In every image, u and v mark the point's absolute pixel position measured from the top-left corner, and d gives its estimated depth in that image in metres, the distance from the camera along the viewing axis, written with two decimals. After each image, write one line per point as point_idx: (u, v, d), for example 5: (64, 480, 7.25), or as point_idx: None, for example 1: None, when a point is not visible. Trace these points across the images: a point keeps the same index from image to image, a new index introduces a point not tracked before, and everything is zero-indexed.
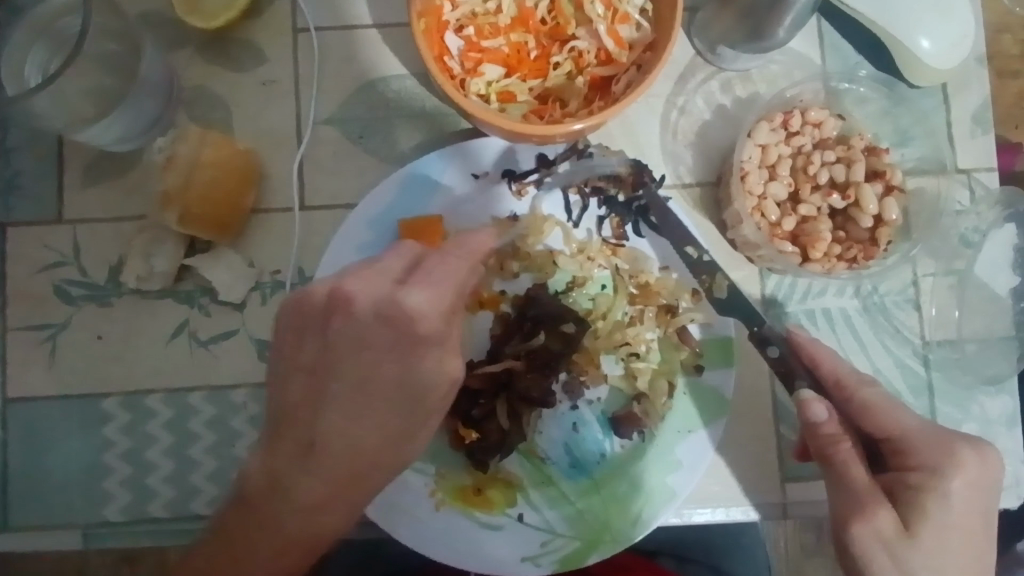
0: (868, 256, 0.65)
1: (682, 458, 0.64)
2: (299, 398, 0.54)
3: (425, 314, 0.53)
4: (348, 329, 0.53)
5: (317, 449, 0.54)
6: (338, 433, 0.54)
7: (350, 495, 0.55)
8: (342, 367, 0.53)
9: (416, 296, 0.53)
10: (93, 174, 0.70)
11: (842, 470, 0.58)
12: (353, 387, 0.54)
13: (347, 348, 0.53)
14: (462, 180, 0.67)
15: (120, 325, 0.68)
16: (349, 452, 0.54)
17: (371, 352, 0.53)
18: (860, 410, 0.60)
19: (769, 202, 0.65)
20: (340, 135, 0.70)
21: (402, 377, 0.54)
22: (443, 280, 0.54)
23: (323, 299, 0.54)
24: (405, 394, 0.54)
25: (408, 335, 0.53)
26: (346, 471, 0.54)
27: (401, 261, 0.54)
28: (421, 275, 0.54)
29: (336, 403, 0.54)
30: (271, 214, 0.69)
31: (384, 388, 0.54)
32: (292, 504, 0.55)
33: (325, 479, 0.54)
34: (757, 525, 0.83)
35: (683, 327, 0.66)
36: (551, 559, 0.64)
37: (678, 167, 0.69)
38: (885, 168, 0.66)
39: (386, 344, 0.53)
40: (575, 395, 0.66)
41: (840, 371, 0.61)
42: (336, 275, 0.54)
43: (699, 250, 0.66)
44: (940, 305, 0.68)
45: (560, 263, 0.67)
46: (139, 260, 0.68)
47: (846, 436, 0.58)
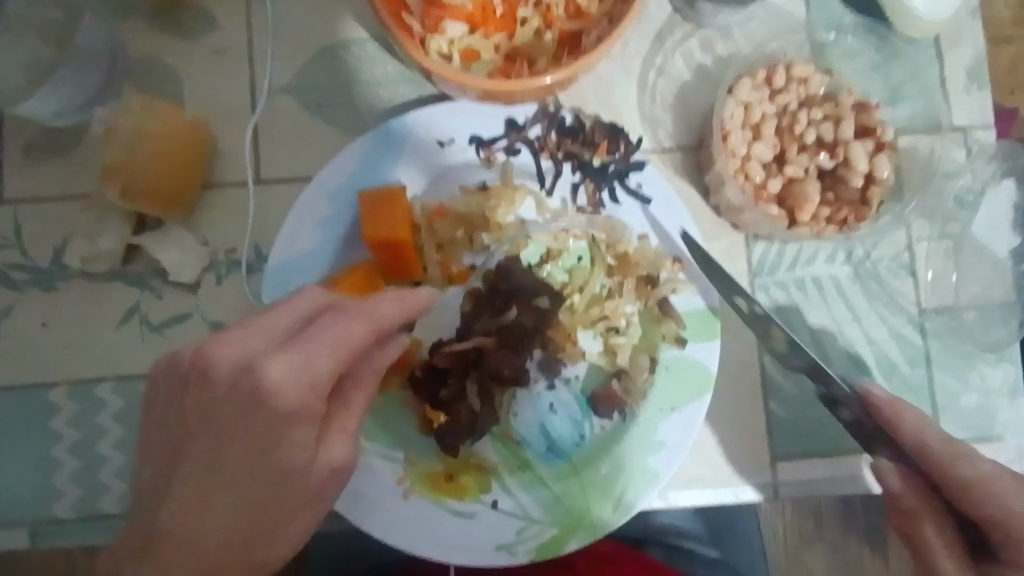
0: (859, 217, 0.61)
1: (666, 438, 0.60)
2: (155, 465, 0.47)
3: (283, 387, 0.44)
4: (208, 399, 0.46)
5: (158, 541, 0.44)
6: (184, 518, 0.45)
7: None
8: (198, 435, 0.46)
9: (278, 364, 0.45)
10: (35, 152, 0.65)
11: (922, 553, 0.56)
12: (196, 473, 0.45)
13: (201, 424, 0.46)
14: (425, 147, 0.62)
15: (68, 311, 0.64)
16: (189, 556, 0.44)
17: (230, 426, 0.45)
18: (958, 489, 0.54)
19: (753, 163, 0.61)
20: (298, 105, 0.66)
21: (256, 454, 0.45)
22: (318, 346, 0.46)
23: (187, 362, 0.47)
24: (260, 473, 0.45)
25: (269, 410, 0.44)
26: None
27: (285, 323, 0.47)
28: (294, 341, 0.46)
29: (184, 476, 0.45)
30: (224, 189, 0.65)
31: (237, 468, 0.45)
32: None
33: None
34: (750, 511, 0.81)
35: (664, 298, 0.62)
36: (527, 548, 0.59)
37: (657, 131, 0.65)
38: (875, 124, 0.62)
39: (243, 418, 0.45)
40: (553, 374, 0.62)
41: (925, 437, 0.54)
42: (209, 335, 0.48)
43: (749, 301, 0.59)
44: (937, 270, 0.64)
45: (532, 234, 0.64)
46: (83, 240, 0.63)
47: (928, 517, 0.56)
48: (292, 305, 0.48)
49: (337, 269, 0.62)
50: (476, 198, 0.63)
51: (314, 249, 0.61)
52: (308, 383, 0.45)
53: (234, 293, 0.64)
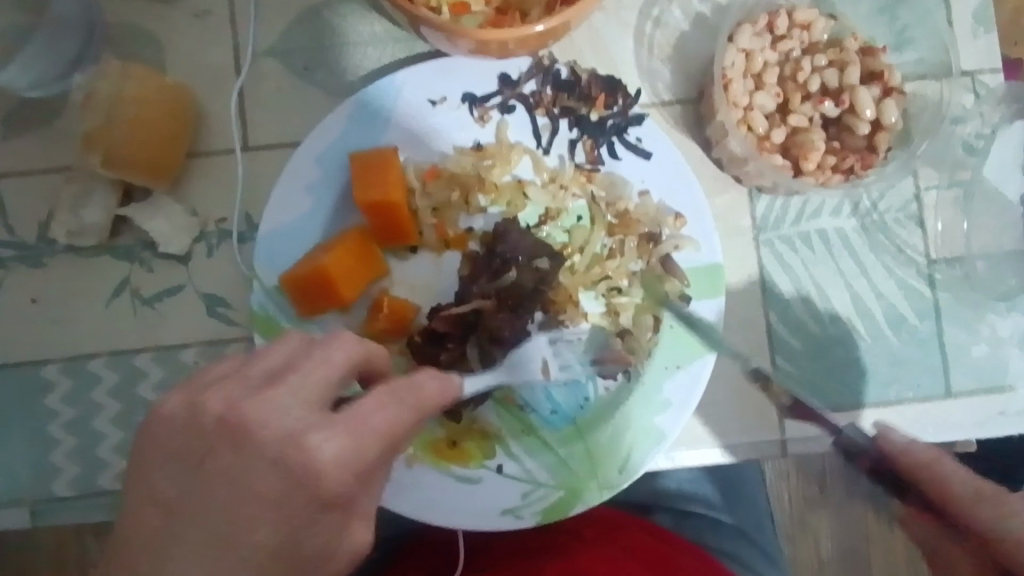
0: (867, 165, 0.59)
1: (671, 396, 0.59)
2: (145, 545, 0.38)
3: (333, 472, 0.39)
4: (233, 477, 0.39)
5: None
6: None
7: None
8: (213, 516, 0.38)
9: (328, 444, 0.39)
10: (14, 125, 0.63)
11: None
12: (212, 550, 0.38)
13: (226, 495, 0.39)
14: (416, 106, 0.60)
15: (56, 287, 0.63)
16: None
17: (260, 510, 0.39)
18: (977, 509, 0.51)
19: (756, 113, 0.59)
20: (283, 68, 0.64)
21: (284, 546, 0.39)
22: (369, 429, 0.40)
23: (210, 426, 0.40)
24: (283, 567, 0.39)
25: (312, 495, 0.39)
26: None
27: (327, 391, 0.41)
28: (341, 420, 0.40)
29: (194, 558, 0.38)
30: (211, 157, 0.63)
31: (260, 560, 0.39)
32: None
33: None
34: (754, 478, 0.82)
35: (667, 255, 0.60)
36: (533, 511, 0.59)
37: (656, 84, 0.63)
38: (882, 69, 0.60)
39: (281, 504, 0.39)
40: (554, 335, 0.60)
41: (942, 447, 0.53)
42: (241, 388, 0.40)
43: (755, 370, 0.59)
44: (946, 220, 0.63)
45: (530, 194, 0.62)
46: (67, 213, 0.61)
47: None
48: (329, 372, 0.42)
49: (330, 235, 0.60)
50: (471, 159, 0.61)
51: (307, 215, 0.60)
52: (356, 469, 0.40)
53: (226, 264, 0.63)
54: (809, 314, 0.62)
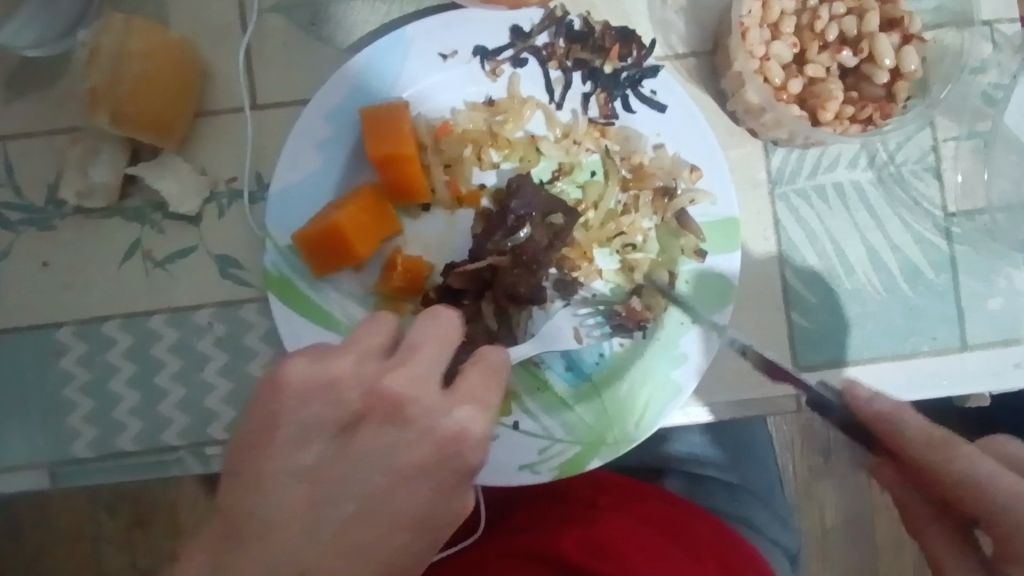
0: (885, 114, 0.58)
1: (687, 350, 0.59)
2: (288, 516, 0.36)
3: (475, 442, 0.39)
4: (381, 447, 0.38)
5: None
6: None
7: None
8: (360, 485, 0.37)
9: (467, 417, 0.39)
10: (19, 85, 0.62)
11: None
12: (360, 518, 0.37)
13: (372, 463, 0.38)
14: (428, 59, 0.59)
15: (67, 250, 0.62)
16: None
17: (406, 481, 0.38)
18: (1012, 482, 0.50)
19: (773, 63, 0.58)
20: (289, 24, 0.63)
21: (427, 514, 0.38)
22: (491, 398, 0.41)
23: (354, 401, 0.38)
24: (423, 538, 0.39)
25: (457, 469, 0.39)
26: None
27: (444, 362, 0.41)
28: (468, 390, 0.40)
29: (342, 526, 0.37)
30: (218, 117, 0.62)
31: (404, 529, 0.38)
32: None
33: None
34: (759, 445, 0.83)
35: (682, 210, 0.60)
36: (550, 466, 0.58)
37: (669, 36, 0.62)
38: (902, 15, 0.58)
39: (430, 470, 0.38)
40: (570, 293, 0.61)
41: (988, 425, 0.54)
42: (372, 359, 0.39)
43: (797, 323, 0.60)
44: (964, 171, 0.62)
45: (544, 149, 0.61)
46: (77, 173, 0.60)
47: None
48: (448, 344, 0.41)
49: (344, 193, 0.60)
50: (483, 114, 0.61)
51: (319, 173, 0.59)
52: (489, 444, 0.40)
53: (237, 224, 0.62)
54: (824, 269, 0.62)
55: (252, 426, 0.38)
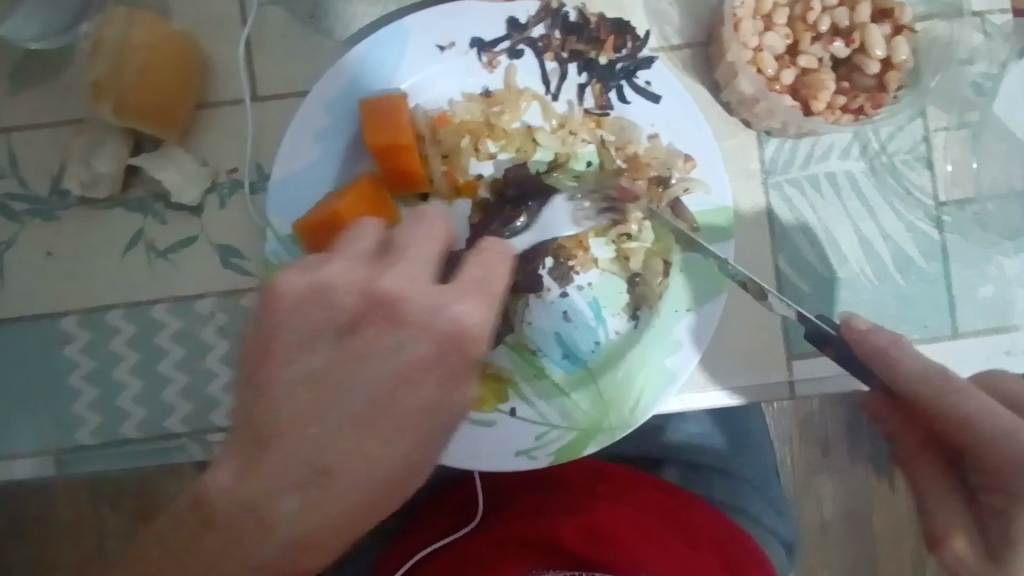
0: (877, 104, 0.59)
1: (681, 338, 0.60)
2: (299, 415, 0.38)
3: (478, 334, 0.39)
4: (384, 350, 0.39)
5: (318, 488, 0.38)
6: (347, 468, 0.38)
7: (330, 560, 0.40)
8: (362, 380, 0.39)
9: (470, 312, 0.39)
10: (23, 78, 0.63)
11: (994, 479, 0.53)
12: (368, 408, 0.38)
13: (377, 359, 0.39)
14: (425, 51, 0.60)
15: (71, 240, 0.63)
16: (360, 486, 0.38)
17: (408, 378, 0.39)
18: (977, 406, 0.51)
19: (766, 53, 0.58)
20: (290, 16, 0.63)
21: (438, 404, 0.39)
22: (491, 293, 0.41)
23: (349, 305, 0.39)
24: (437, 429, 0.40)
25: (456, 361, 0.39)
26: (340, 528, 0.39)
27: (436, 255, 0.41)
28: (463, 286, 0.40)
29: (347, 416, 0.38)
30: (220, 108, 0.63)
31: (414, 421, 0.39)
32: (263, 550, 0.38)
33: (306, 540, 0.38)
34: (760, 434, 0.83)
35: (676, 199, 0.61)
36: (547, 452, 0.60)
37: (664, 28, 0.62)
38: (893, 6, 0.59)
39: (432, 365, 0.39)
40: (565, 281, 0.62)
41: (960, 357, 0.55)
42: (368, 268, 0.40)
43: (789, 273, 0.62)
44: (956, 160, 0.63)
45: (540, 139, 0.62)
46: (81, 164, 0.61)
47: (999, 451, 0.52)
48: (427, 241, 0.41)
49: (343, 183, 0.61)
50: (480, 105, 0.62)
51: (319, 163, 0.60)
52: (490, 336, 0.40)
53: (238, 214, 0.63)
54: (816, 257, 0.63)
55: (252, 342, 0.40)
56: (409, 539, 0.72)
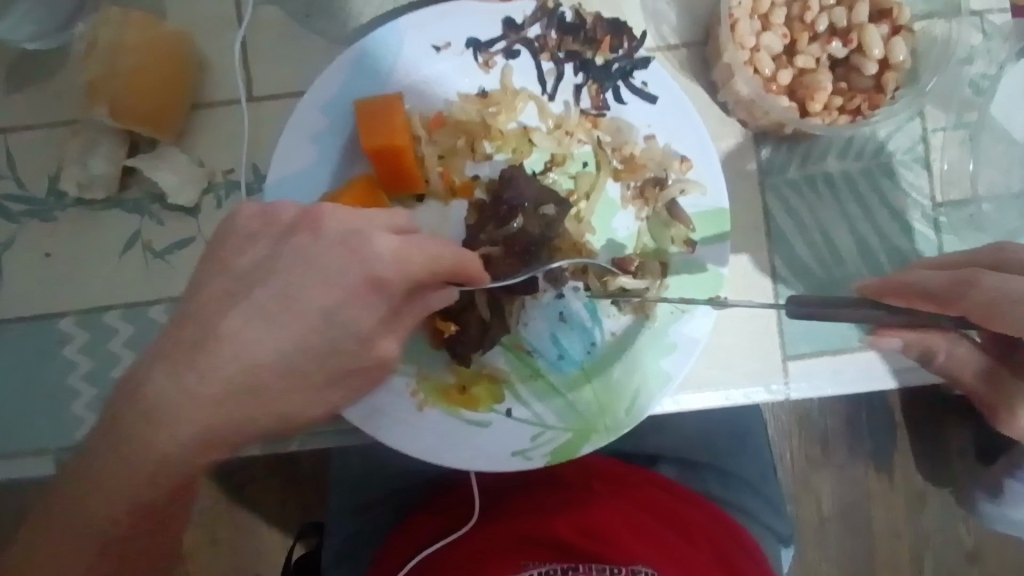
0: (875, 105, 0.58)
1: (677, 340, 0.60)
2: (212, 304, 0.45)
3: (390, 265, 0.46)
4: (302, 256, 0.46)
5: (196, 368, 0.45)
6: (230, 355, 0.45)
7: (201, 448, 0.46)
8: (274, 280, 0.45)
9: (388, 242, 0.46)
10: (18, 78, 0.63)
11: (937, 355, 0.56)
12: (273, 302, 0.45)
13: (293, 265, 0.45)
14: (422, 51, 0.60)
15: (68, 241, 0.64)
16: (246, 371, 0.45)
17: (314, 278, 0.45)
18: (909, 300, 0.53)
19: (763, 54, 0.58)
20: (284, 16, 0.63)
21: (332, 312, 0.46)
22: (420, 244, 0.47)
23: (288, 217, 0.47)
24: (326, 335, 0.47)
25: (362, 276, 0.46)
26: (206, 410, 0.45)
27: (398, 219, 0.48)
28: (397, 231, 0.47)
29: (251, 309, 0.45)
30: (215, 109, 0.63)
31: (309, 320, 0.46)
32: (151, 415, 0.45)
33: (176, 412, 0.44)
34: (758, 433, 0.84)
35: (672, 200, 0.61)
36: (542, 452, 0.59)
37: (661, 27, 0.63)
38: (891, 6, 0.58)
39: (338, 274, 0.46)
40: (560, 284, 0.62)
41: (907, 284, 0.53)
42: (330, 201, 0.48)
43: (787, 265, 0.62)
44: (952, 161, 0.63)
45: (536, 141, 0.62)
46: (76, 165, 0.62)
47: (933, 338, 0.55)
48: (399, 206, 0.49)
49: (339, 184, 0.61)
50: (475, 105, 0.61)
51: (315, 165, 0.60)
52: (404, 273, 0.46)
53: None
54: (813, 257, 0.63)
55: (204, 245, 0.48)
56: (399, 543, 0.70)
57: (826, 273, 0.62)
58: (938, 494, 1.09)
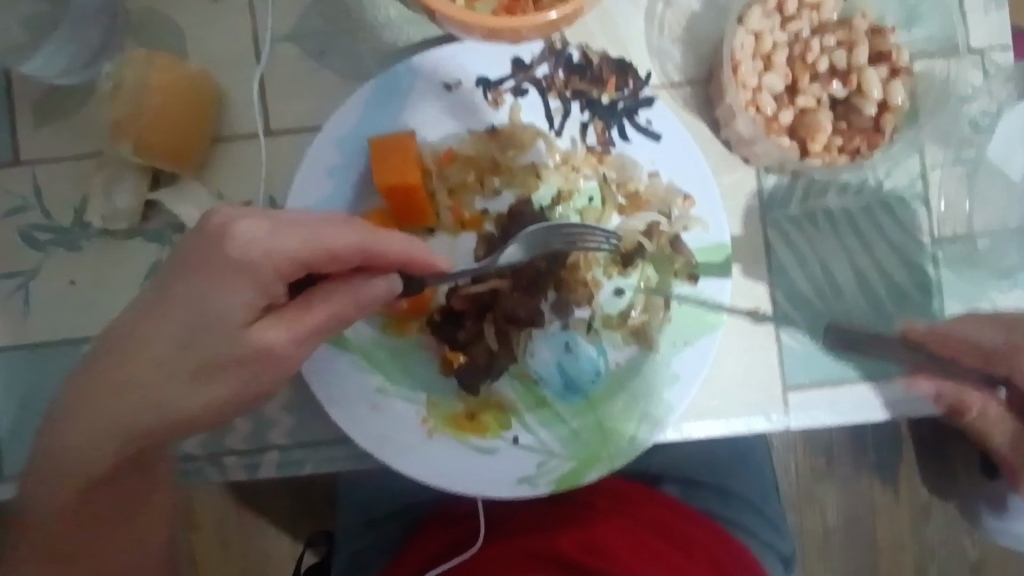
0: (872, 145, 0.60)
1: (679, 371, 0.62)
2: (124, 312, 0.55)
3: (253, 247, 0.52)
4: (181, 258, 0.53)
5: (98, 361, 0.54)
6: (118, 349, 0.54)
7: (108, 433, 0.54)
8: (160, 284, 0.54)
9: (252, 228, 0.52)
10: (46, 113, 0.66)
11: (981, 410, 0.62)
12: (156, 300, 0.54)
13: (175, 265, 0.53)
14: (433, 90, 0.63)
15: (92, 268, 0.66)
16: (131, 359, 0.53)
17: (186, 272, 0.53)
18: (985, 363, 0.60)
19: (764, 94, 0.60)
20: (300, 53, 0.65)
21: (198, 303, 0.53)
22: (293, 227, 0.53)
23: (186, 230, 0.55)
24: (198, 325, 0.53)
25: (223, 266, 0.52)
26: (109, 397, 0.54)
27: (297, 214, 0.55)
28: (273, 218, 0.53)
29: (141, 307, 0.54)
30: (234, 142, 0.65)
31: (180, 311, 0.53)
32: (69, 404, 0.55)
33: (79, 400, 0.54)
34: (760, 452, 0.86)
35: (676, 236, 0.62)
36: (547, 480, 0.61)
37: (665, 65, 0.64)
38: (890, 49, 0.60)
39: (201, 265, 0.52)
40: (566, 315, 0.64)
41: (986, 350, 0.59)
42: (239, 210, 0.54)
43: (788, 299, 0.64)
44: (950, 198, 0.64)
45: (544, 176, 0.64)
46: (101, 198, 0.64)
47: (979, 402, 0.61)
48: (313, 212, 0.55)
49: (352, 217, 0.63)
50: (485, 141, 0.64)
51: (329, 198, 0.62)
52: (268, 249, 0.52)
53: None
54: (813, 290, 0.64)
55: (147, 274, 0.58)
56: (412, 554, 0.72)
57: (825, 307, 0.64)
58: (942, 509, 1.10)
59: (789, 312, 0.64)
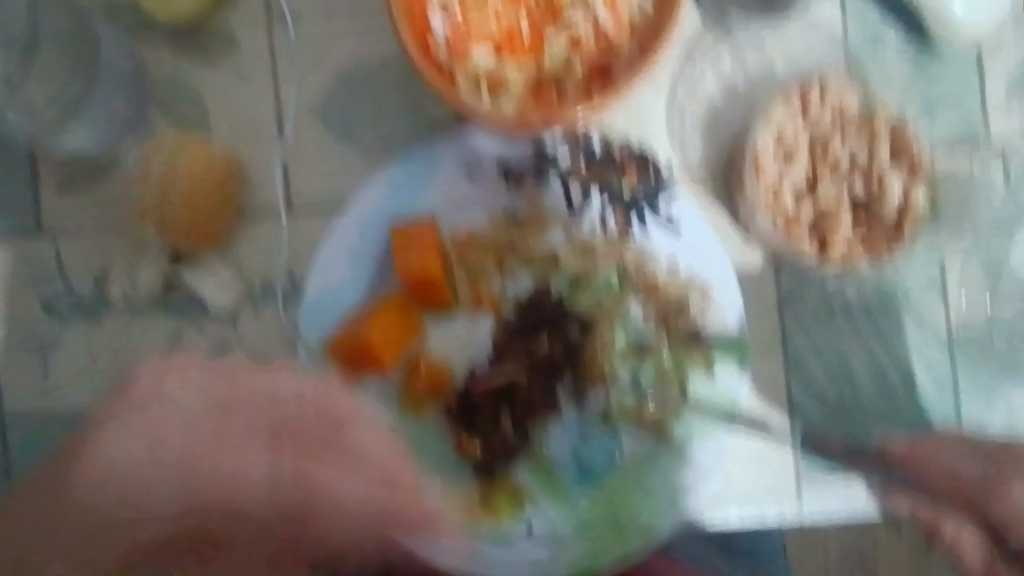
0: (890, 245, 0.62)
1: (694, 461, 0.63)
2: (59, 454, 0.62)
3: (144, 394, 0.61)
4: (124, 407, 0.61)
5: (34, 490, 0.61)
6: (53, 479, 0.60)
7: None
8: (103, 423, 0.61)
9: (148, 376, 0.61)
10: (66, 184, 0.65)
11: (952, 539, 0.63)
12: (91, 442, 0.60)
13: (114, 414, 0.61)
14: (454, 175, 0.64)
15: (111, 341, 0.66)
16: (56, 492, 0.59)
17: (120, 415, 0.60)
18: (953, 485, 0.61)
19: (785, 191, 0.61)
20: (323, 130, 0.65)
21: (127, 460, 0.59)
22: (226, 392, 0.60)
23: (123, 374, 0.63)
24: (69, 471, 0.59)
25: (147, 412, 0.60)
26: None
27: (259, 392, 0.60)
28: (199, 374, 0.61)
29: (77, 448, 0.61)
30: (257, 219, 0.64)
31: (112, 460, 0.59)
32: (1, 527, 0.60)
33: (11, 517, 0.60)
34: None
35: (693, 327, 0.64)
36: (560, 567, 0.62)
37: (687, 153, 0.64)
38: (912, 150, 0.61)
39: (119, 416, 0.60)
40: (582, 402, 0.63)
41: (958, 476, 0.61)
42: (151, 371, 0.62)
43: (806, 390, 0.64)
44: (969, 296, 0.65)
45: (562, 260, 0.64)
46: (123, 274, 0.65)
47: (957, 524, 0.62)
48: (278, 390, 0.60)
49: (370, 300, 0.63)
50: (504, 223, 0.64)
51: (349, 281, 0.63)
52: (155, 410, 0.60)
53: (271, 323, 0.65)
54: (829, 383, 0.64)
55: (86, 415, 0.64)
56: None
57: (841, 399, 0.64)
58: None
59: (805, 403, 0.64)
